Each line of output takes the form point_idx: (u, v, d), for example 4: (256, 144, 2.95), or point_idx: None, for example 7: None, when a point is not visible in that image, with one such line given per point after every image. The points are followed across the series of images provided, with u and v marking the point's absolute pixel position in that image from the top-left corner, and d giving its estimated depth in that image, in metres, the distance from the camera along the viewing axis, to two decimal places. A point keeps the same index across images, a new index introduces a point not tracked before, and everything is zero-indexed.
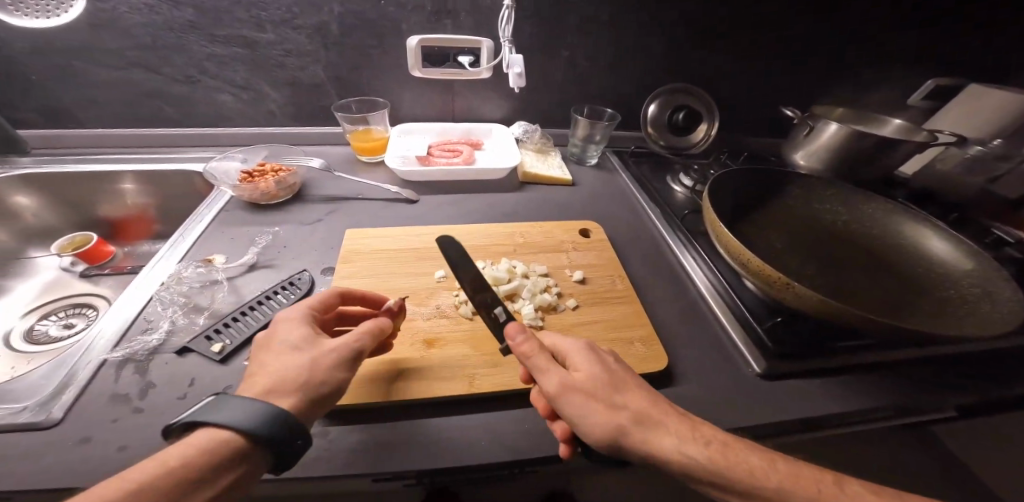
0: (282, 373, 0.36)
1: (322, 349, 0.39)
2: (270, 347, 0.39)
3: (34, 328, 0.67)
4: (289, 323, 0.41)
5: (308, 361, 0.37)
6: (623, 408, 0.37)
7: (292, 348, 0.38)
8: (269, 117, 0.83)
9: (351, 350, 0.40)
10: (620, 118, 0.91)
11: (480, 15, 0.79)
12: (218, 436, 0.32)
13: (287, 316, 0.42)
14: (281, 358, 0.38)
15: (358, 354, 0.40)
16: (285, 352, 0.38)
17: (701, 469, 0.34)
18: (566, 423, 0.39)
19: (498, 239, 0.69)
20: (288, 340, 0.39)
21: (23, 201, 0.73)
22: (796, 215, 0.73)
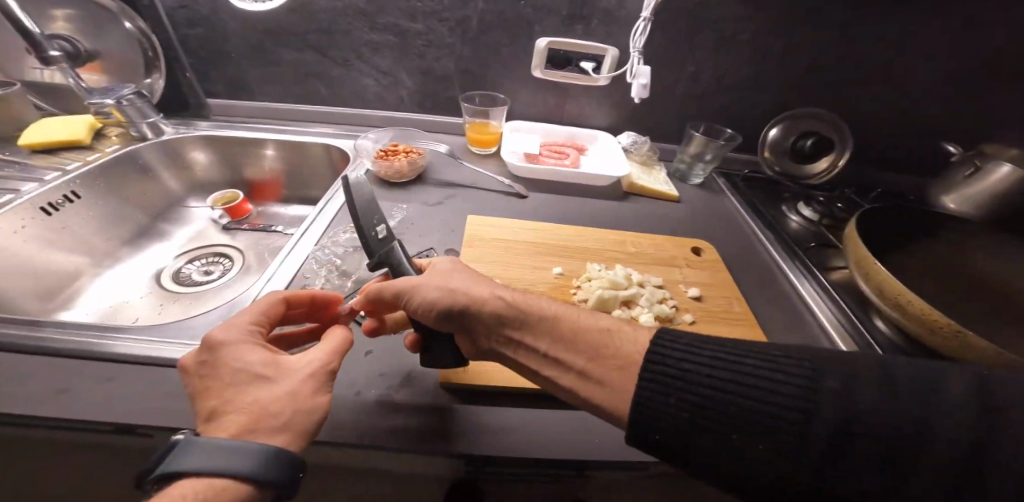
0: (259, 408, 0.35)
1: (290, 375, 0.37)
2: (229, 381, 0.36)
3: (181, 270, 0.75)
4: (240, 348, 0.38)
5: (284, 391, 0.36)
6: (507, 289, 0.46)
7: (258, 376, 0.36)
8: (400, 102, 0.92)
9: (321, 367, 0.39)
10: (740, 139, 0.87)
11: (613, 23, 0.81)
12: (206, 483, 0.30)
13: (236, 341, 0.38)
14: (251, 391, 0.35)
15: (330, 369, 0.39)
16: (257, 384, 0.36)
17: (568, 333, 0.42)
18: (560, 338, 0.42)
19: (610, 245, 0.70)
20: (246, 370, 0.36)
21: (199, 157, 0.85)
22: (928, 264, 0.74)
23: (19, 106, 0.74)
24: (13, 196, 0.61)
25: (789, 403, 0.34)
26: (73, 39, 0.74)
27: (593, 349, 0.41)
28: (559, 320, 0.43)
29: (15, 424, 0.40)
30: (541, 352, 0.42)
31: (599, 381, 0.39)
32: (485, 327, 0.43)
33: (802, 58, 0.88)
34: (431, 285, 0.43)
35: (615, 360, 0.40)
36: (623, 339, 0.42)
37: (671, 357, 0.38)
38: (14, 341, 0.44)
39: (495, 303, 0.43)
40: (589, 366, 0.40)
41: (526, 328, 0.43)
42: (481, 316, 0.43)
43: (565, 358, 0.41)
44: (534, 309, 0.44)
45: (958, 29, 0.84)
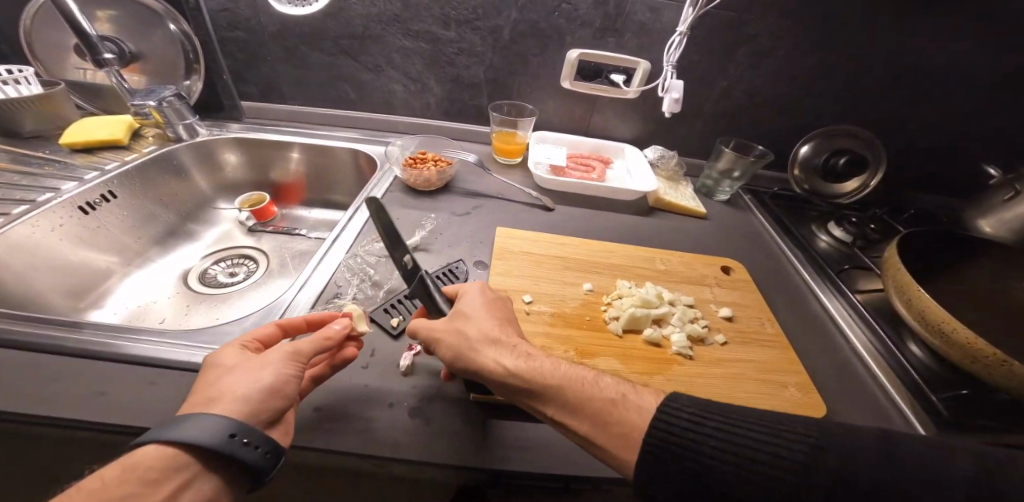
0: (217, 392, 0.36)
1: (254, 363, 0.38)
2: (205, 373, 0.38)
3: (208, 270, 0.76)
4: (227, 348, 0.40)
5: (243, 379, 0.37)
6: (513, 351, 0.43)
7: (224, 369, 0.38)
8: (426, 108, 0.93)
9: (284, 354, 0.39)
10: (771, 156, 0.88)
11: (646, 37, 0.81)
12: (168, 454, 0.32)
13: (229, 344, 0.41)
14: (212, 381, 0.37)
15: (292, 354, 0.40)
16: (223, 376, 0.37)
17: (571, 400, 0.40)
18: (566, 416, 0.40)
19: (639, 261, 0.69)
20: (219, 364, 0.38)
21: (231, 158, 0.86)
22: (965, 289, 0.73)
23: (63, 105, 0.75)
24: (53, 194, 0.62)
25: (793, 468, 0.34)
26: (119, 40, 0.75)
27: (598, 418, 0.39)
28: (562, 386, 0.41)
29: (51, 426, 0.40)
30: (546, 414, 0.41)
31: (599, 446, 0.39)
32: (495, 387, 0.42)
33: (834, 76, 0.87)
34: (448, 341, 0.44)
35: (620, 427, 0.38)
36: (628, 405, 0.40)
37: (675, 425, 0.37)
38: (52, 342, 0.44)
39: (500, 367, 0.42)
40: (591, 432, 0.39)
41: (532, 393, 0.41)
42: (488, 381, 0.42)
43: (569, 425, 0.40)
44: (539, 374, 0.41)
45: (999, 50, 0.82)
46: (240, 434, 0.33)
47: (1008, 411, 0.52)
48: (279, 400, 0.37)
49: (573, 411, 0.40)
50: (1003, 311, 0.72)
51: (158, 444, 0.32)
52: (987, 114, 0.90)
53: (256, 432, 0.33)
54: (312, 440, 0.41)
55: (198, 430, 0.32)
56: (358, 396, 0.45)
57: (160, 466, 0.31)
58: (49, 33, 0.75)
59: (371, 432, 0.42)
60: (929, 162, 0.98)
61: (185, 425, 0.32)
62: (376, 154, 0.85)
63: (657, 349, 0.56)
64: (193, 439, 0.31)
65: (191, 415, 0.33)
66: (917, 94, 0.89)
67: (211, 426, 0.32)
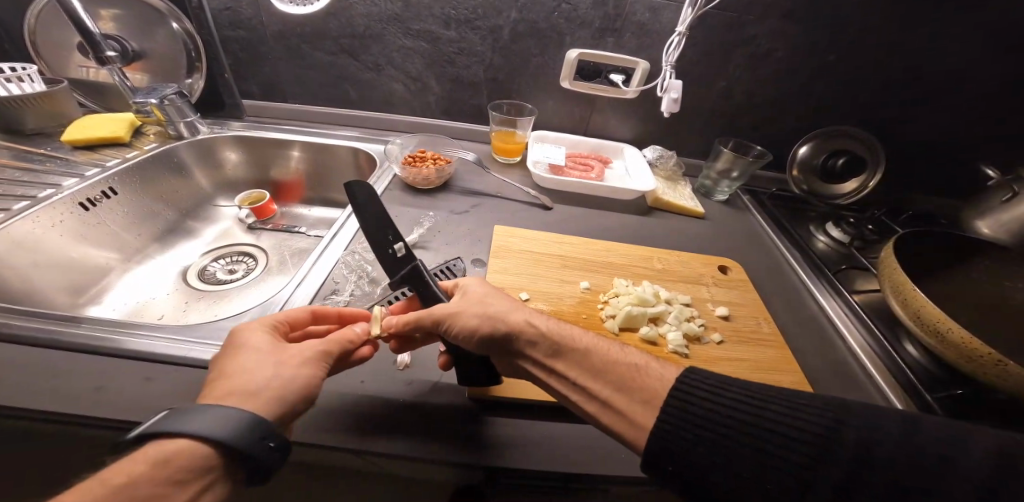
0: (248, 378, 0.36)
1: (287, 354, 0.38)
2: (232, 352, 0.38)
3: (207, 267, 0.77)
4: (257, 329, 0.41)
5: (277, 369, 0.37)
6: (545, 317, 0.46)
7: (254, 353, 0.38)
8: (426, 107, 0.93)
9: (317, 352, 0.40)
10: (769, 156, 0.88)
11: (646, 37, 0.81)
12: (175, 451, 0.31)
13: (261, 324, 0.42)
14: (245, 362, 0.37)
15: (326, 353, 0.41)
16: (248, 359, 0.38)
17: (597, 363, 0.42)
18: (592, 377, 0.41)
19: (637, 260, 0.69)
20: (250, 345, 0.39)
21: (231, 156, 0.87)
22: (963, 290, 0.73)
23: (65, 103, 0.76)
24: (55, 190, 0.63)
25: (809, 450, 0.34)
26: (121, 38, 0.76)
27: (625, 382, 0.40)
28: (589, 349, 0.43)
29: (50, 421, 0.40)
30: (570, 380, 0.41)
31: (620, 412, 0.39)
32: (522, 351, 0.43)
33: (833, 77, 0.87)
34: (469, 312, 0.44)
35: (641, 393, 0.40)
36: (650, 373, 0.41)
37: (695, 394, 0.38)
38: (52, 338, 0.44)
39: (531, 330, 0.43)
40: (615, 397, 0.40)
41: (561, 355, 0.43)
42: (518, 342, 0.43)
43: (592, 388, 0.40)
44: (568, 338, 0.43)
45: (999, 52, 0.82)
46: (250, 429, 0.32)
47: (998, 410, 0.52)
48: (299, 400, 0.37)
49: (596, 372, 0.41)
50: (1000, 313, 0.72)
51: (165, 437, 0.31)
52: (986, 116, 0.90)
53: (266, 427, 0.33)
54: (309, 436, 0.41)
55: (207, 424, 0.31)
56: (354, 393, 0.45)
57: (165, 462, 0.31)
58: (53, 31, 0.76)
59: (367, 428, 0.42)
60: (928, 163, 0.98)
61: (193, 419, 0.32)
62: (376, 153, 0.86)
63: (654, 347, 0.56)
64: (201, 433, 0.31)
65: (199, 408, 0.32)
66: (917, 95, 0.89)
67: (223, 418, 0.32)
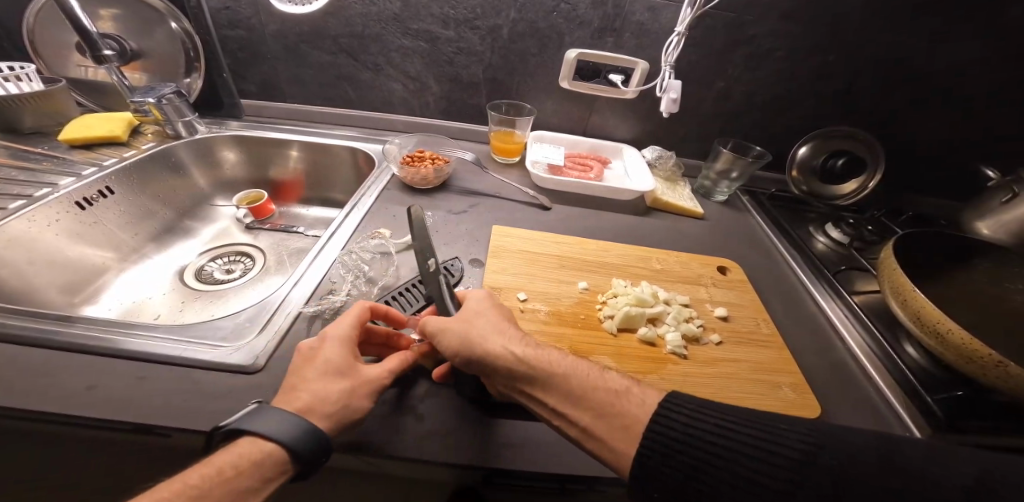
0: (318, 397, 0.38)
1: (357, 385, 0.40)
2: (314, 366, 0.40)
3: (204, 267, 0.76)
4: (338, 346, 0.42)
5: (340, 395, 0.39)
6: (522, 339, 0.45)
7: (332, 374, 0.40)
8: (425, 107, 0.93)
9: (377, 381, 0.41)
10: (768, 157, 0.88)
11: (645, 37, 0.81)
12: (247, 448, 0.35)
13: (337, 337, 0.42)
14: (323, 381, 0.39)
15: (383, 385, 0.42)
16: (326, 381, 0.39)
17: (576, 388, 0.41)
18: (568, 403, 0.41)
19: (635, 261, 0.69)
20: (329, 364, 0.40)
21: (230, 156, 0.86)
22: (961, 292, 0.73)
23: (64, 101, 0.76)
24: (50, 189, 0.63)
25: (793, 477, 0.33)
26: (120, 37, 0.76)
27: (600, 406, 0.40)
28: (569, 375, 0.42)
29: (42, 421, 0.40)
30: (548, 405, 0.41)
31: (600, 439, 0.39)
32: (501, 376, 0.43)
33: (833, 77, 0.87)
34: (454, 331, 0.44)
35: (619, 420, 0.39)
36: (629, 398, 0.41)
37: (675, 419, 0.38)
38: (45, 337, 0.44)
39: (507, 354, 0.42)
40: (593, 424, 0.39)
41: (539, 383, 0.41)
42: (495, 367, 0.43)
43: (570, 413, 0.40)
44: (546, 364, 0.42)
45: (999, 53, 0.82)
46: (309, 434, 0.35)
47: (1000, 413, 0.52)
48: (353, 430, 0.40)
49: (571, 396, 0.41)
50: (999, 314, 0.72)
51: (240, 435, 0.36)
52: (987, 117, 0.90)
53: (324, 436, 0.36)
54: None
55: (272, 422, 0.35)
56: None
57: (235, 457, 0.35)
58: (52, 30, 0.75)
59: (364, 430, 0.42)
60: (928, 164, 0.98)
61: (262, 418, 0.36)
62: (375, 153, 0.85)
63: (652, 348, 0.55)
64: (266, 433, 0.35)
65: (270, 406, 0.37)
66: (917, 96, 0.89)
67: (289, 422, 0.35)
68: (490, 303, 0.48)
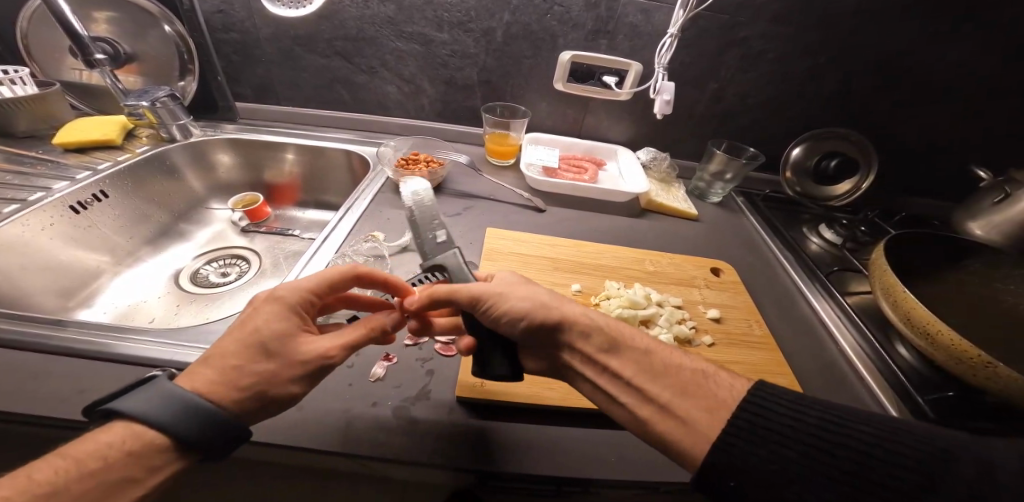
0: (254, 369, 0.35)
1: (284, 367, 0.36)
2: (241, 339, 0.36)
3: (200, 270, 0.77)
4: (274, 313, 0.38)
5: (263, 375, 0.36)
6: (597, 311, 0.46)
7: (263, 349, 0.36)
8: (420, 110, 0.93)
9: (317, 355, 0.38)
10: (762, 159, 0.88)
11: (638, 39, 0.81)
12: (134, 432, 0.31)
13: (278, 299, 0.39)
14: (249, 356, 0.36)
15: (325, 365, 0.38)
16: (249, 357, 0.36)
17: (656, 366, 0.42)
18: (647, 383, 0.41)
19: (629, 263, 0.69)
20: (262, 334, 0.37)
21: (225, 160, 0.87)
22: (953, 295, 0.73)
23: (58, 105, 0.76)
24: (44, 193, 0.63)
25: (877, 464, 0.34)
26: (113, 40, 0.75)
27: (683, 386, 0.40)
28: (650, 350, 0.43)
29: (34, 423, 0.40)
30: (623, 378, 0.41)
31: (681, 417, 0.38)
32: (581, 343, 0.43)
33: (826, 78, 0.87)
34: (518, 295, 0.43)
35: (706, 400, 0.39)
36: (717, 382, 0.41)
37: (774, 411, 0.38)
38: (37, 340, 0.44)
39: (590, 322, 0.44)
40: (675, 401, 0.39)
41: (617, 353, 0.43)
42: (569, 333, 0.43)
43: (650, 390, 0.40)
44: (624, 336, 0.44)
45: (989, 54, 0.82)
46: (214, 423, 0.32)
47: (991, 417, 0.52)
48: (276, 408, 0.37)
49: (652, 370, 0.42)
50: (990, 314, 0.73)
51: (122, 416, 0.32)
52: (978, 118, 0.91)
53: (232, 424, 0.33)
54: (299, 440, 0.41)
55: (164, 406, 0.32)
56: (341, 395, 0.45)
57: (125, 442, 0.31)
58: (44, 34, 0.75)
59: (354, 432, 0.42)
60: (920, 166, 0.99)
61: (153, 402, 0.32)
62: (369, 155, 0.86)
63: None
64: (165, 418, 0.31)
65: (166, 383, 0.33)
66: (909, 98, 0.90)
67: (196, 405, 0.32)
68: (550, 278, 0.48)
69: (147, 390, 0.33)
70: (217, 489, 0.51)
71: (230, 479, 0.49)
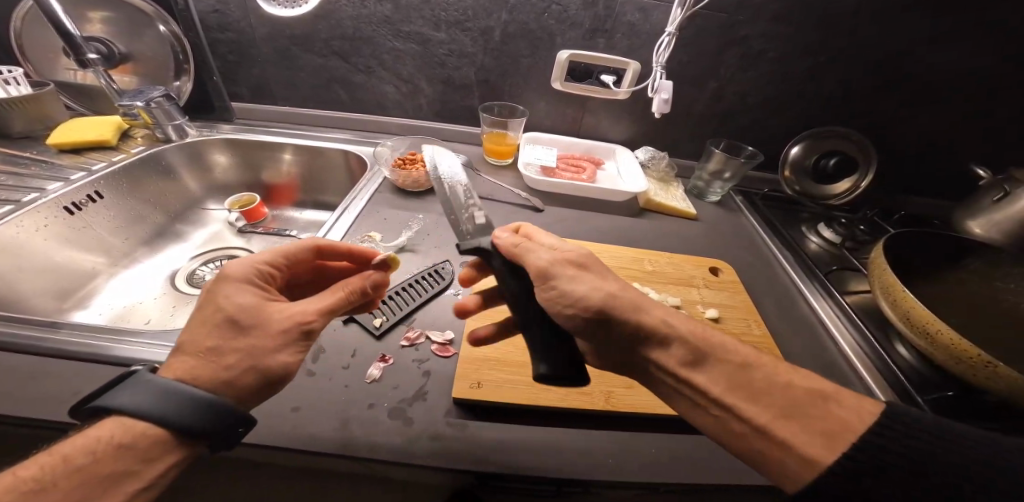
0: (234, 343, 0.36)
1: (260, 336, 0.36)
2: (210, 316, 0.37)
3: (196, 271, 0.76)
4: (236, 287, 0.38)
5: (244, 345, 0.36)
6: (680, 314, 0.42)
7: (230, 322, 0.36)
8: (417, 109, 0.93)
9: (295, 321, 0.38)
10: (760, 158, 0.88)
11: (636, 38, 0.81)
12: (126, 426, 0.31)
13: (236, 278, 0.39)
14: (218, 331, 0.36)
15: (306, 330, 0.38)
16: (218, 333, 0.36)
17: (755, 383, 0.37)
18: (740, 401, 0.36)
19: (628, 263, 0.69)
20: (229, 308, 0.37)
21: (221, 160, 0.86)
22: (953, 295, 0.73)
23: (52, 105, 0.75)
24: (39, 194, 0.62)
25: (892, 458, 0.32)
26: (108, 40, 0.75)
27: (774, 400, 0.36)
28: (752, 364, 0.39)
29: (25, 425, 0.40)
30: (711, 395, 0.37)
31: (779, 440, 0.34)
32: (664, 353, 0.39)
33: (825, 77, 0.87)
34: (586, 282, 0.41)
35: (813, 422, 0.35)
36: (820, 402, 0.36)
37: (817, 410, 0.35)
38: (29, 342, 0.44)
39: (670, 331, 0.40)
40: (778, 424, 0.35)
41: (703, 367, 0.39)
42: (653, 338, 0.40)
43: (749, 412, 0.36)
44: (717, 348, 0.40)
45: (990, 52, 0.82)
46: (211, 414, 0.32)
47: (991, 418, 0.52)
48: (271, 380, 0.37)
49: (746, 386, 0.37)
50: (989, 313, 0.73)
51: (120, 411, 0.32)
52: (977, 116, 0.90)
53: (227, 414, 0.33)
54: (294, 442, 0.40)
55: (159, 400, 0.31)
56: (336, 396, 0.45)
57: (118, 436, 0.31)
58: (39, 34, 0.75)
59: (350, 434, 0.42)
60: (919, 164, 0.99)
61: (139, 394, 0.32)
62: (367, 155, 0.85)
63: None
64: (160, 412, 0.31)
65: (152, 375, 0.33)
66: (908, 96, 0.89)
67: (191, 399, 0.32)
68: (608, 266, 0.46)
69: (134, 382, 0.32)
70: (213, 491, 0.51)
71: (226, 481, 0.49)
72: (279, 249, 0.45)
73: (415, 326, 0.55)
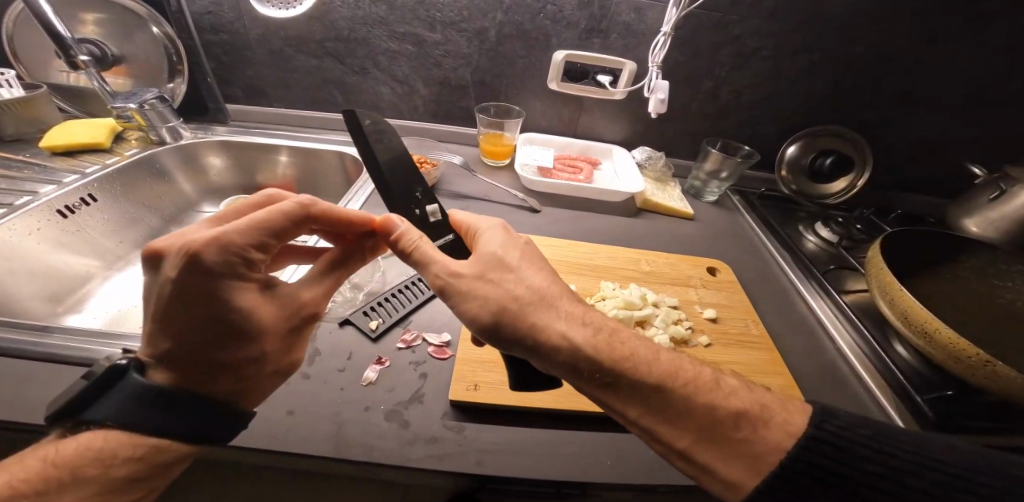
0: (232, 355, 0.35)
1: (267, 334, 0.37)
2: (194, 318, 0.33)
3: None
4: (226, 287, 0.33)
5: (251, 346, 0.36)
6: (581, 322, 0.39)
7: (227, 324, 0.34)
8: (414, 111, 0.93)
9: (302, 311, 0.40)
10: (758, 158, 0.88)
11: (633, 38, 0.81)
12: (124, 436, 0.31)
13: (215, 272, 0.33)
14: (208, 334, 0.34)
15: (312, 316, 0.41)
16: (212, 340, 0.34)
17: (677, 405, 0.36)
18: (658, 427, 0.36)
19: (625, 263, 0.69)
20: (226, 311, 0.34)
21: (215, 162, 0.86)
22: (950, 294, 0.73)
23: (43, 107, 0.75)
24: (31, 198, 0.61)
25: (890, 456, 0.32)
26: (101, 42, 0.74)
27: (696, 424, 0.36)
28: (665, 385, 0.37)
29: (17, 431, 0.39)
30: (629, 416, 0.37)
31: (695, 460, 0.35)
32: (566, 372, 0.38)
33: (820, 76, 0.87)
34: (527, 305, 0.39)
35: (738, 444, 0.34)
36: (748, 419, 0.35)
37: (746, 426, 0.35)
38: (21, 347, 0.43)
39: (575, 353, 0.37)
40: (695, 446, 0.35)
41: (618, 391, 0.37)
42: (556, 359, 0.38)
43: (666, 437, 0.36)
44: (627, 365, 0.37)
45: (983, 51, 0.83)
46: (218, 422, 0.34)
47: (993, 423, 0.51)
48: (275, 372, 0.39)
49: (664, 407, 0.36)
50: (986, 310, 0.73)
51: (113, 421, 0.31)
52: (971, 114, 0.91)
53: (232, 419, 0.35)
54: (290, 446, 0.40)
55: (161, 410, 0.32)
56: (332, 399, 0.44)
57: (117, 446, 0.31)
58: (31, 35, 0.74)
59: (345, 436, 0.41)
60: (914, 162, 0.99)
61: (137, 404, 0.31)
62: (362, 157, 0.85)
63: None
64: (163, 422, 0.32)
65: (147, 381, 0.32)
66: (903, 95, 0.90)
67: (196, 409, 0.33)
68: (526, 258, 0.42)
69: (123, 391, 0.31)
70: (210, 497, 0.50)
71: (224, 486, 0.48)
72: (256, 219, 0.35)
73: (413, 328, 0.54)
